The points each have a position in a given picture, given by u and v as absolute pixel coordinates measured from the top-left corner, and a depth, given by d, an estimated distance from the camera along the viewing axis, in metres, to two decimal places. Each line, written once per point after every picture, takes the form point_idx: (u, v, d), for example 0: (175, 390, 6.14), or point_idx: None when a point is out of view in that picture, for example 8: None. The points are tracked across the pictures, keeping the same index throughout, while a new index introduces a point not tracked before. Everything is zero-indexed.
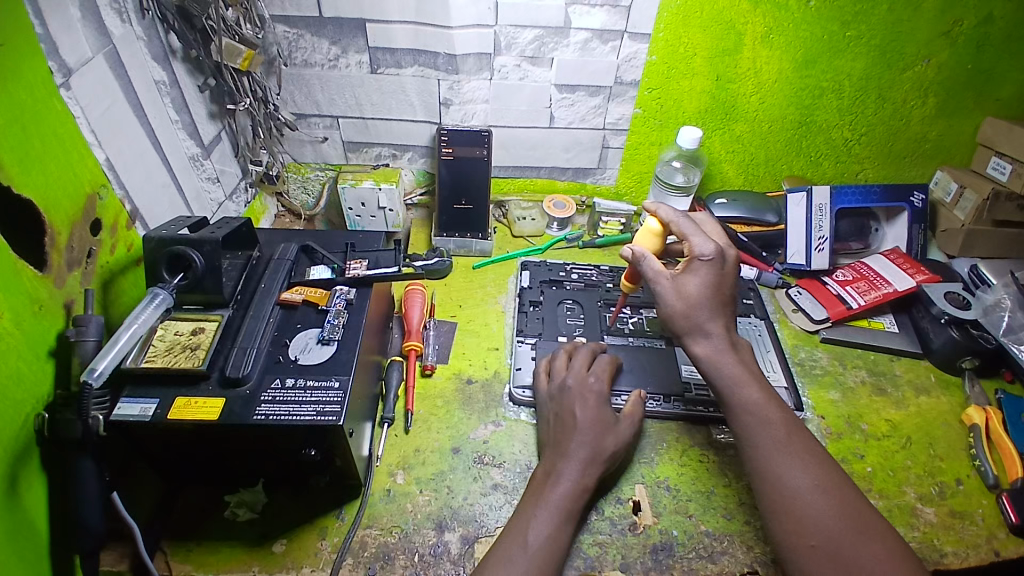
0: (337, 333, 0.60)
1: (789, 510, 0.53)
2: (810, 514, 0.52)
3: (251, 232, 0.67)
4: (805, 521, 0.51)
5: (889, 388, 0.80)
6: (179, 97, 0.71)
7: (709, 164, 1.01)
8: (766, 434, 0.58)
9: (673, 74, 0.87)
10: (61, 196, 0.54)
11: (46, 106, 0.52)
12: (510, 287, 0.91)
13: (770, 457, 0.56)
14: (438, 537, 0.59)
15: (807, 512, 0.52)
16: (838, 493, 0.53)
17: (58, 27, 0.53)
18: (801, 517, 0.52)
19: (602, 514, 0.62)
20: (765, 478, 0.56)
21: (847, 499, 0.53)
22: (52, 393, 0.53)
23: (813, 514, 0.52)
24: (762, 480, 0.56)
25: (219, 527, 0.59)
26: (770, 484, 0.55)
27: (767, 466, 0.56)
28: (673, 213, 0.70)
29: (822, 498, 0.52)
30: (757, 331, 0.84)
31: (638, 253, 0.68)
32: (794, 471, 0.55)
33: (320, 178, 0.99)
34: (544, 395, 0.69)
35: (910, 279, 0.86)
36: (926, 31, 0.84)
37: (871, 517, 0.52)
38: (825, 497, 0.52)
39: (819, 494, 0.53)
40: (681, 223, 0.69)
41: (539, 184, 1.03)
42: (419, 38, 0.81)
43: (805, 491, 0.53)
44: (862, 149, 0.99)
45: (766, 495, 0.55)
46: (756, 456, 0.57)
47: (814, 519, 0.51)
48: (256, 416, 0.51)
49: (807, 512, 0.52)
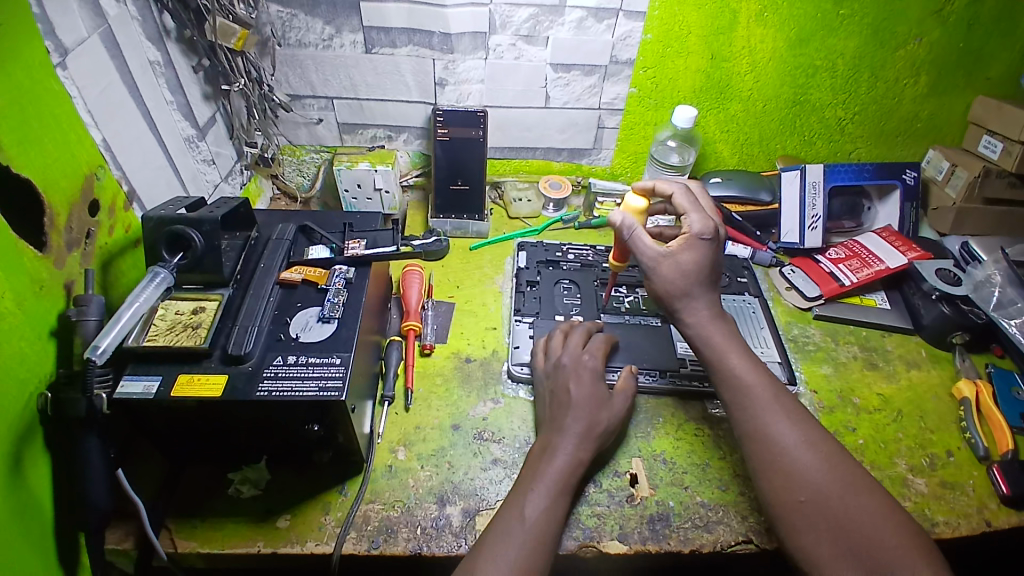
0: (337, 311, 0.60)
1: (777, 468, 0.55)
2: (798, 469, 0.54)
3: (249, 213, 0.67)
4: (795, 476, 0.54)
5: (881, 363, 0.82)
6: (174, 78, 0.71)
7: (704, 143, 1.01)
8: (753, 394, 0.60)
9: (669, 54, 0.87)
10: (59, 175, 0.53)
11: (43, 86, 0.52)
12: (506, 267, 0.92)
13: (759, 416, 0.58)
14: (440, 510, 0.60)
15: (795, 467, 0.54)
16: (824, 449, 0.55)
17: (53, 7, 0.52)
18: (790, 473, 0.54)
19: (600, 486, 0.63)
20: (755, 436, 0.58)
21: (832, 453, 0.55)
22: (54, 372, 0.53)
23: (802, 469, 0.54)
24: (753, 439, 0.58)
25: (223, 503, 0.59)
26: (760, 442, 0.57)
27: (756, 425, 0.58)
28: (678, 184, 0.71)
29: (809, 453, 0.55)
30: (750, 308, 0.85)
31: (631, 224, 0.68)
32: (782, 428, 0.57)
33: (315, 161, 0.98)
34: (540, 373, 0.69)
35: (902, 256, 0.87)
36: (919, 9, 0.84)
37: (857, 471, 0.54)
38: (812, 452, 0.55)
39: (806, 450, 0.55)
40: (680, 197, 0.70)
41: (534, 165, 1.03)
42: (414, 17, 0.81)
43: (794, 447, 0.55)
44: (855, 129, 1.00)
45: (757, 453, 0.57)
46: (746, 415, 0.59)
47: (802, 475, 0.54)
48: (259, 392, 0.51)
49: (795, 467, 0.54)
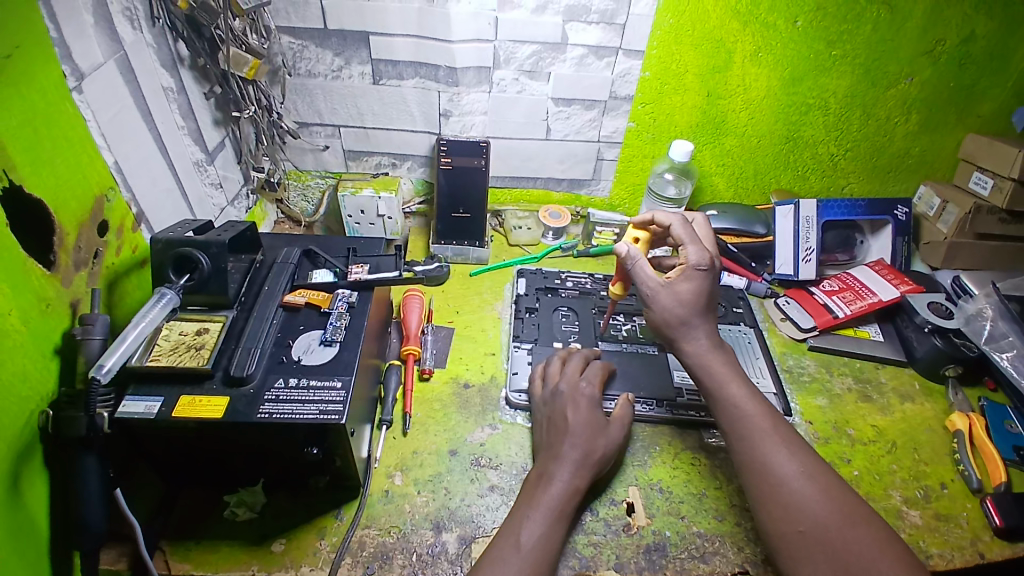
0: (339, 335, 0.61)
1: (776, 498, 0.55)
2: (797, 500, 0.54)
3: (256, 236, 0.69)
4: (794, 507, 0.54)
5: (875, 395, 0.82)
6: (185, 104, 0.73)
7: (700, 176, 1.04)
8: (751, 424, 0.61)
9: (666, 90, 0.90)
10: (69, 196, 0.55)
11: (57, 109, 0.53)
12: (506, 294, 0.93)
13: (757, 447, 0.59)
14: (436, 537, 0.60)
15: (794, 498, 0.54)
16: (822, 479, 0.56)
17: (72, 33, 0.54)
18: (788, 504, 0.54)
19: (596, 515, 0.63)
20: (754, 467, 0.58)
21: (830, 484, 0.55)
22: (56, 391, 0.53)
23: (801, 500, 0.54)
24: (752, 469, 0.58)
25: (218, 526, 0.59)
26: (759, 473, 0.58)
27: (754, 455, 0.59)
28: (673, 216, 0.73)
29: (808, 484, 0.55)
30: (746, 338, 0.87)
31: (636, 253, 0.69)
32: (780, 458, 0.57)
33: (320, 186, 1.01)
34: (538, 400, 0.70)
35: (894, 290, 0.88)
36: (909, 50, 0.88)
37: (856, 502, 0.54)
38: (810, 483, 0.55)
39: (805, 481, 0.55)
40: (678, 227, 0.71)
41: (535, 195, 1.05)
42: (420, 51, 0.84)
43: (792, 478, 0.56)
44: (848, 164, 1.02)
45: (756, 484, 0.57)
46: (744, 445, 0.60)
47: (801, 505, 0.54)
48: (260, 414, 0.52)
49: (794, 497, 0.54)
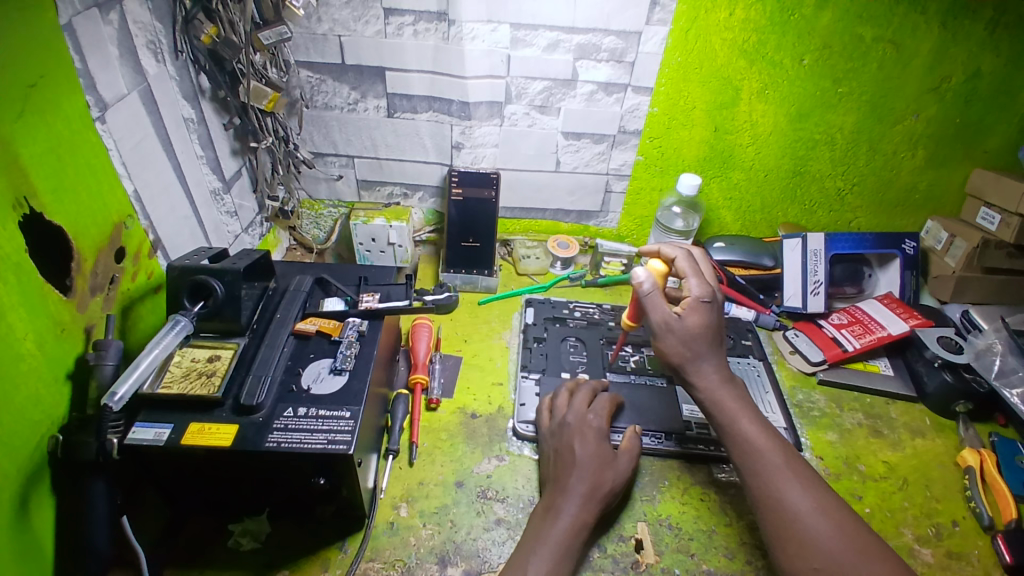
0: (349, 363, 0.61)
1: (791, 535, 0.54)
2: (811, 537, 0.54)
3: (269, 263, 0.69)
4: (808, 544, 0.53)
5: (886, 431, 0.81)
6: (205, 134, 0.75)
7: (707, 210, 1.05)
8: (764, 458, 0.60)
9: (675, 124, 0.92)
10: (89, 224, 0.56)
11: (81, 137, 0.55)
12: (514, 323, 0.93)
13: (770, 482, 0.58)
14: (440, 571, 0.59)
15: (808, 535, 0.54)
16: (835, 515, 0.55)
17: (96, 64, 0.56)
18: (803, 541, 0.54)
19: (604, 551, 0.62)
20: (768, 502, 0.57)
21: (844, 520, 0.54)
22: (67, 415, 0.54)
23: (815, 536, 0.53)
24: (765, 505, 0.57)
25: (222, 556, 0.59)
26: (773, 508, 0.57)
27: (768, 490, 0.58)
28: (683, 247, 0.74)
29: (822, 520, 0.54)
30: (755, 371, 0.86)
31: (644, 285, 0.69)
32: (793, 494, 0.57)
33: (332, 215, 1.03)
34: (545, 431, 0.69)
35: (904, 324, 0.88)
36: (914, 88, 0.89)
37: (870, 539, 0.53)
38: (824, 519, 0.54)
39: (819, 517, 0.55)
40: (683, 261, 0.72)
41: (543, 225, 1.07)
42: (434, 86, 0.86)
43: (805, 514, 0.55)
44: (854, 199, 1.03)
45: (770, 519, 0.56)
46: (757, 480, 0.59)
47: (815, 543, 0.53)
48: (269, 443, 0.52)
49: (809, 534, 0.54)
